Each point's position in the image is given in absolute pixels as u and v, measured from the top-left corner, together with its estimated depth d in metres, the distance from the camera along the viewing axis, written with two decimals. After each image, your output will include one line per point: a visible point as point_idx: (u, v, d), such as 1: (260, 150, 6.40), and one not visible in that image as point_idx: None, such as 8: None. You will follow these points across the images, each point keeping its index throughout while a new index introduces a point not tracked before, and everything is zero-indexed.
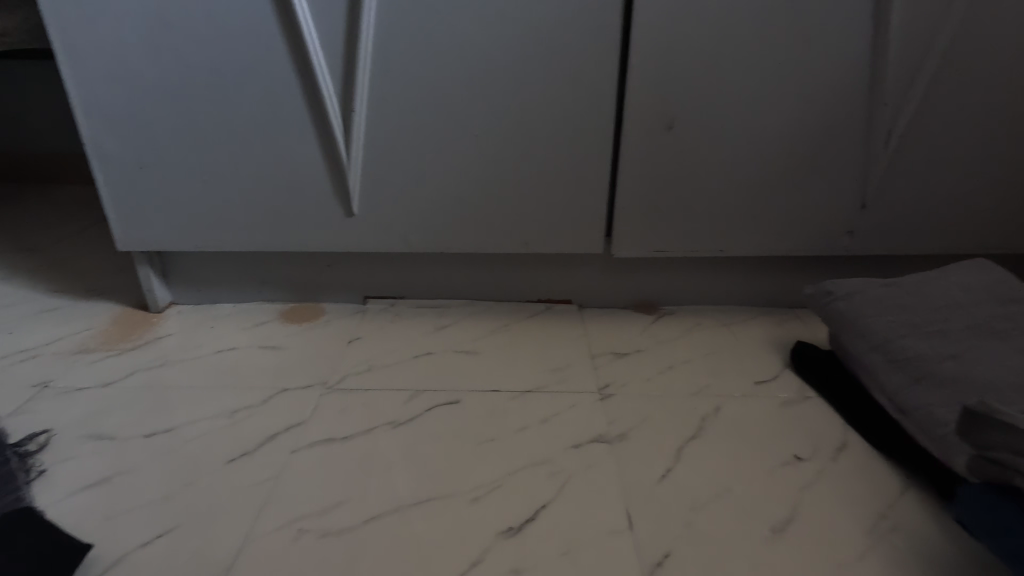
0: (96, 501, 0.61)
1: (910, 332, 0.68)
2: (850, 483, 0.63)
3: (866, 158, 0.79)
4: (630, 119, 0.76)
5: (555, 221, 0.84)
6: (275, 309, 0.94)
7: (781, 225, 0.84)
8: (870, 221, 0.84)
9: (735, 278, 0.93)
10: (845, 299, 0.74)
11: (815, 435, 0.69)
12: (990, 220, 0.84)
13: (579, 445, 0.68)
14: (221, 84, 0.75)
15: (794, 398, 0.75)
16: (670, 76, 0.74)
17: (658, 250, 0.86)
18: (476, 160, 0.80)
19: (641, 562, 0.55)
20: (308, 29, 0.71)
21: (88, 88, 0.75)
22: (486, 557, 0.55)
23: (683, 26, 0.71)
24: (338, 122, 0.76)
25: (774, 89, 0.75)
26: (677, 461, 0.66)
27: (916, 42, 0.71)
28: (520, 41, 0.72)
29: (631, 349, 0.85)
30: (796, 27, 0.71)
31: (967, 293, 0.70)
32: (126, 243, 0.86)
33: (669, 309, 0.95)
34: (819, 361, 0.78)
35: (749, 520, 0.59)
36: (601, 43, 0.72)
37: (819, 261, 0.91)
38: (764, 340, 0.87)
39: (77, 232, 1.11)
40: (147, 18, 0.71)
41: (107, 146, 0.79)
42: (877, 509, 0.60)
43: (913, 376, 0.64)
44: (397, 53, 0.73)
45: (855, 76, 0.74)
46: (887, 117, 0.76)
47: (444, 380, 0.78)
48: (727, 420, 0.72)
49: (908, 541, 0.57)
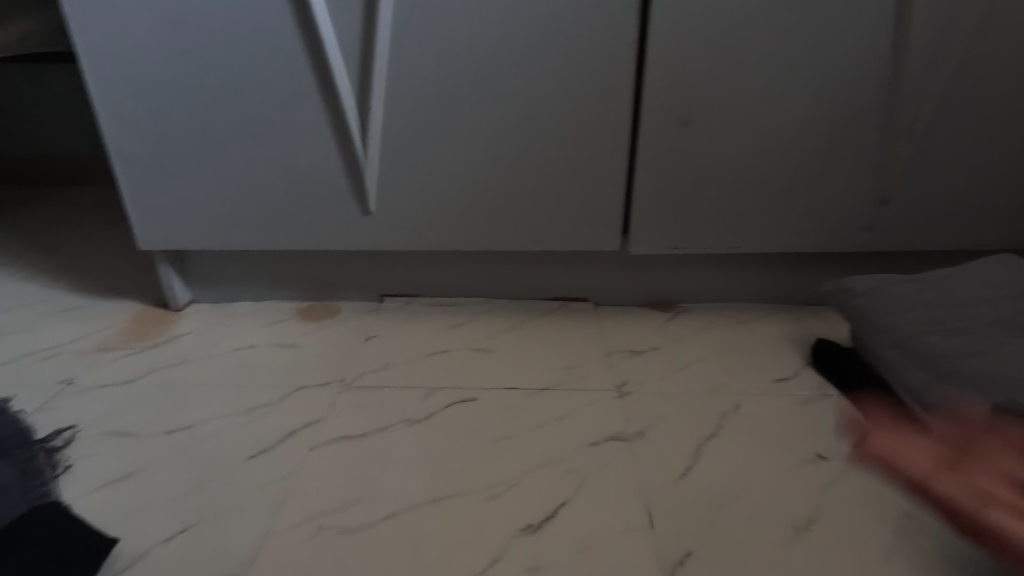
0: (119, 496, 0.62)
1: (933, 328, 0.67)
2: (873, 482, 0.62)
3: (887, 153, 0.78)
4: (646, 114, 0.76)
5: (571, 219, 0.84)
6: (291, 307, 0.94)
7: (799, 221, 0.83)
8: (891, 216, 0.83)
9: (752, 275, 0.92)
10: (866, 295, 0.73)
11: (836, 434, 0.69)
12: (1015, 215, 0.82)
13: (596, 443, 0.67)
14: (239, 83, 0.75)
15: (814, 396, 0.74)
16: (688, 71, 0.73)
17: (674, 247, 0.86)
18: (491, 158, 0.79)
19: (661, 561, 0.55)
20: (325, 29, 0.71)
21: (108, 88, 0.76)
22: (505, 554, 0.55)
23: (700, 21, 0.70)
24: (354, 121, 0.77)
25: (793, 84, 0.74)
26: (696, 459, 0.65)
27: (939, 34, 0.70)
28: (536, 38, 0.72)
29: (648, 347, 0.84)
30: (816, 20, 0.70)
31: (993, 289, 0.69)
32: (146, 242, 0.87)
33: (685, 306, 0.94)
34: (839, 359, 0.77)
35: (770, 520, 0.58)
36: (618, 39, 0.71)
37: (838, 258, 0.89)
38: (782, 337, 0.86)
39: (98, 232, 1.12)
40: (166, 19, 0.72)
41: (127, 145, 0.80)
42: (902, 509, 0.59)
43: (938, 373, 0.63)
44: (413, 52, 0.73)
45: (876, 70, 0.72)
46: (909, 110, 0.75)
47: (461, 378, 0.78)
48: (746, 418, 0.71)
49: (934, 541, 0.56)
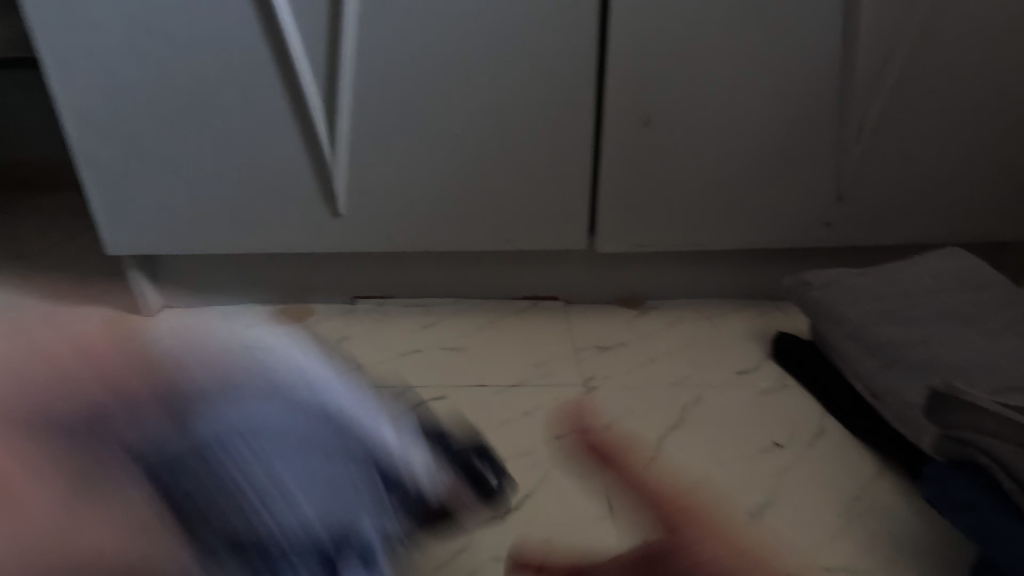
0: None
1: (884, 318, 0.69)
2: (827, 467, 0.65)
3: (840, 151, 0.81)
4: (608, 115, 0.78)
5: (538, 218, 0.85)
6: (263, 310, 0.95)
7: (760, 217, 0.86)
8: (847, 212, 0.85)
9: (717, 270, 0.94)
10: (821, 287, 0.76)
11: (794, 422, 0.71)
12: (964, 210, 0.86)
13: (563, 436, 0.69)
14: (205, 87, 0.76)
15: (774, 387, 0.77)
16: (647, 73, 0.75)
17: (640, 245, 0.88)
18: (458, 159, 0.81)
19: (622, 547, 0.56)
20: (290, 33, 0.72)
21: (72, 93, 0.76)
22: (470, 545, 0.57)
23: (657, 24, 0.72)
24: (322, 124, 0.78)
25: (749, 84, 0.76)
26: (659, 449, 0.67)
27: (885, 36, 0.73)
28: (499, 41, 0.73)
29: (615, 342, 0.86)
30: (767, 23, 0.72)
31: (938, 279, 0.72)
32: (114, 246, 0.87)
33: (653, 302, 0.96)
34: (798, 351, 0.79)
35: (728, 506, 0.60)
36: (578, 42, 0.73)
37: (798, 253, 0.92)
38: (746, 331, 0.88)
39: (67, 237, 1.11)
40: (128, 23, 0.72)
41: (93, 150, 0.80)
42: (853, 491, 0.62)
43: (885, 360, 0.66)
44: (378, 55, 0.74)
45: (826, 71, 0.75)
46: (859, 110, 0.78)
47: (431, 377, 0.79)
48: (707, 408, 0.73)
49: (882, 521, 0.58)
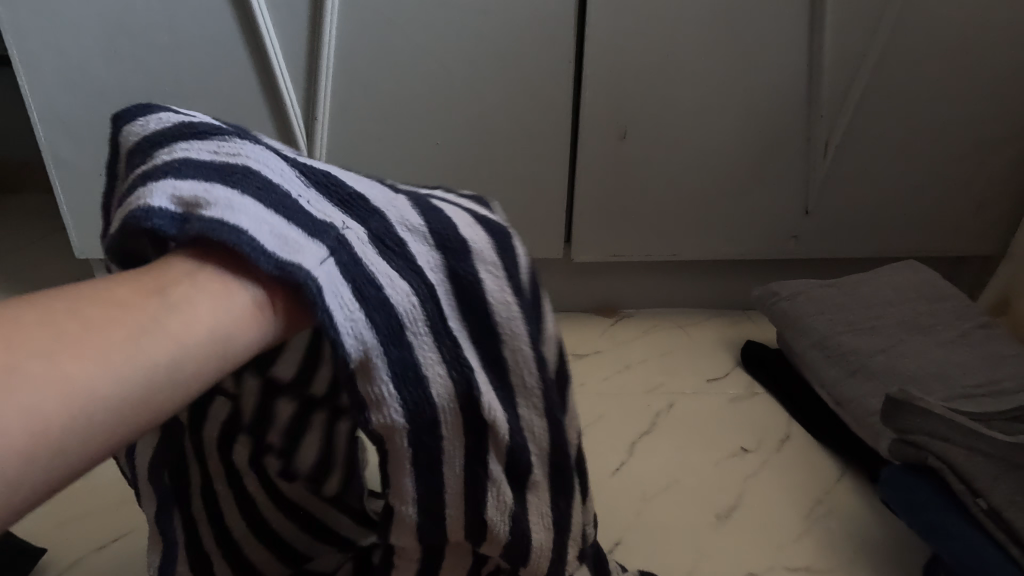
0: (48, 509, 0.62)
1: (846, 328, 0.73)
2: (792, 471, 0.68)
3: (807, 167, 0.84)
4: (585, 128, 0.80)
5: (517, 225, 0.86)
6: None
7: (732, 227, 0.88)
8: (813, 225, 0.89)
9: (689, 282, 0.96)
10: (789, 298, 0.78)
11: (762, 428, 0.73)
12: (922, 225, 0.90)
13: (709, 468, 0.68)
14: (181, 89, 0.76)
15: (743, 394, 0.78)
16: (621, 89, 0.77)
17: (616, 254, 0.90)
18: (439, 166, 0.82)
19: None
20: (269, 38, 0.72)
21: (44, 94, 0.75)
22: None
23: (634, 39, 0.74)
24: (300, 130, 0.78)
25: (720, 100, 0.79)
26: (631, 455, 0.69)
27: (849, 58, 0.76)
28: (480, 51, 0.74)
29: (591, 350, 0.87)
30: (740, 42, 0.75)
31: (898, 292, 0.76)
32: (84, 250, 0.86)
33: (628, 311, 0.98)
34: (767, 362, 0.81)
35: (697, 511, 0.63)
36: (558, 56, 0.75)
37: (767, 263, 0.95)
38: (716, 341, 0.91)
39: (33, 241, 1.08)
40: (103, 23, 0.71)
41: (64, 152, 0.79)
42: (818, 494, 0.65)
43: (849, 368, 0.70)
44: (358, 61, 0.74)
45: (795, 89, 0.78)
46: (825, 128, 0.81)
47: None
48: (599, 381, 0.80)
49: (842, 523, 0.62)
